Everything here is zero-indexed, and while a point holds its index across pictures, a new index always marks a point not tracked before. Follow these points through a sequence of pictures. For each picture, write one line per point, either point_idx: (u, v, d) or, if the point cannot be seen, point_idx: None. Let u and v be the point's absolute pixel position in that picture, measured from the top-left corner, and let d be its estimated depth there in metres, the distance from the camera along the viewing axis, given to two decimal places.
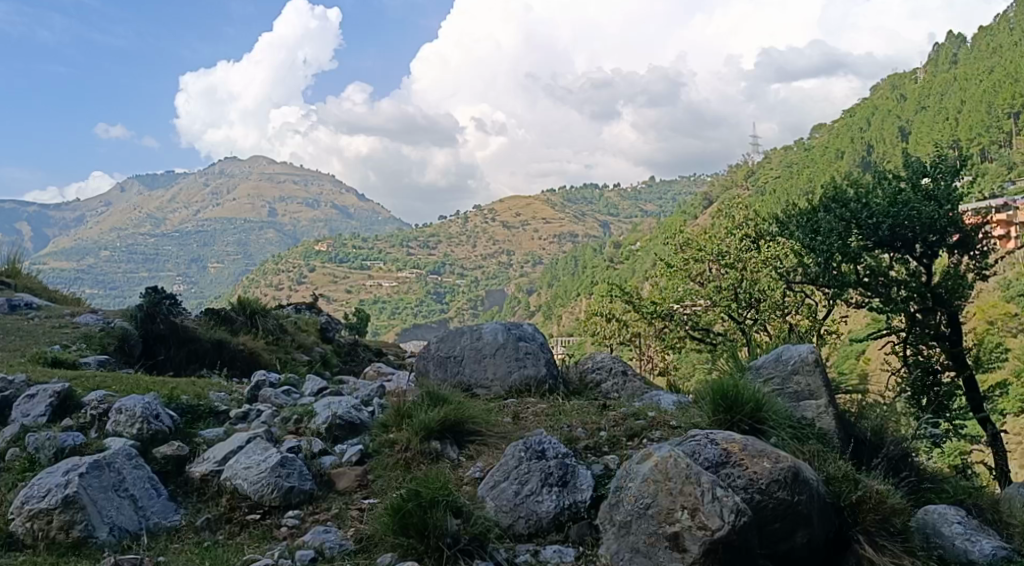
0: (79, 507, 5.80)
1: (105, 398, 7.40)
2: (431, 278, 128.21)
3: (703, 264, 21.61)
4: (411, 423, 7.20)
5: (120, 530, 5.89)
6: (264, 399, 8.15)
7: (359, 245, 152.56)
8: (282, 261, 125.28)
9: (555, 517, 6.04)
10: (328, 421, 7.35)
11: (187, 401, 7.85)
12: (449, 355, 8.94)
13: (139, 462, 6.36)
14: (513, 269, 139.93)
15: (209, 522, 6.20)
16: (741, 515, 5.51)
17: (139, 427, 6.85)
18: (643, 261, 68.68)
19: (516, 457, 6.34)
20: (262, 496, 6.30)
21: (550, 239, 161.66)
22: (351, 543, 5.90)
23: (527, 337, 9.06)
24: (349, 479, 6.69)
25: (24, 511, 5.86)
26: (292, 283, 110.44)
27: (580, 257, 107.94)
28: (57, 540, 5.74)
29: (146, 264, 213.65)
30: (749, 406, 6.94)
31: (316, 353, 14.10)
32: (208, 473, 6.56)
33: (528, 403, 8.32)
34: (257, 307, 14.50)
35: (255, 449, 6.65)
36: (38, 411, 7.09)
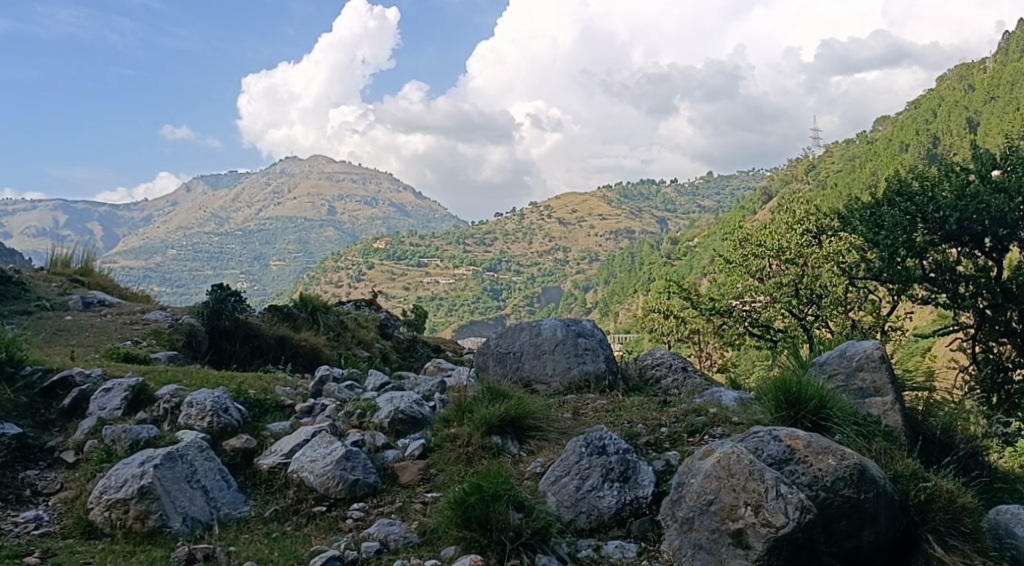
0: (154, 497, 5.98)
1: (176, 392, 7.63)
2: (488, 275, 128.49)
3: (762, 260, 21.26)
4: (473, 418, 7.28)
5: (192, 520, 6.05)
6: (329, 394, 8.32)
7: (417, 243, 153.72)
8: (340, 259, 126.91)
9: (616, 512, 6.07)
10: (390, 415, 7.48)
11: (254, 395, 8.04)
12: (509, 351, 9.03)
13: (210, 454, 6.54)
14: (569, 266, 139.61)
15: (276, 514, 6.35)
16: (806, 512, 5.45)
17: (210, 420, 7.08)
18: (702, 257, 67.98)
19: (577, 452, 6.36)
20: (327, 488, 6.45)
21: (607, 236, 160.80)
22: (415, 536, 6.00)
23: (586, 333, 9.08)
24: (412, 473, 6.81)
25: (102, 500, 6.06)
26: (350, 279, 111.70)
27: (636, 254, 107.20)
28: (133, 529, 5.91)
29: (209, 262, 218.38)
30: (813, 402, 6.88)
31: (376, 349, 14.32)
32: (276, 466, 6.73)
33: (588, 399, 8.35)
34: (319, 304, 14.79)
35: (320, 442, 6.80)
36: (114, 405, 7.34)
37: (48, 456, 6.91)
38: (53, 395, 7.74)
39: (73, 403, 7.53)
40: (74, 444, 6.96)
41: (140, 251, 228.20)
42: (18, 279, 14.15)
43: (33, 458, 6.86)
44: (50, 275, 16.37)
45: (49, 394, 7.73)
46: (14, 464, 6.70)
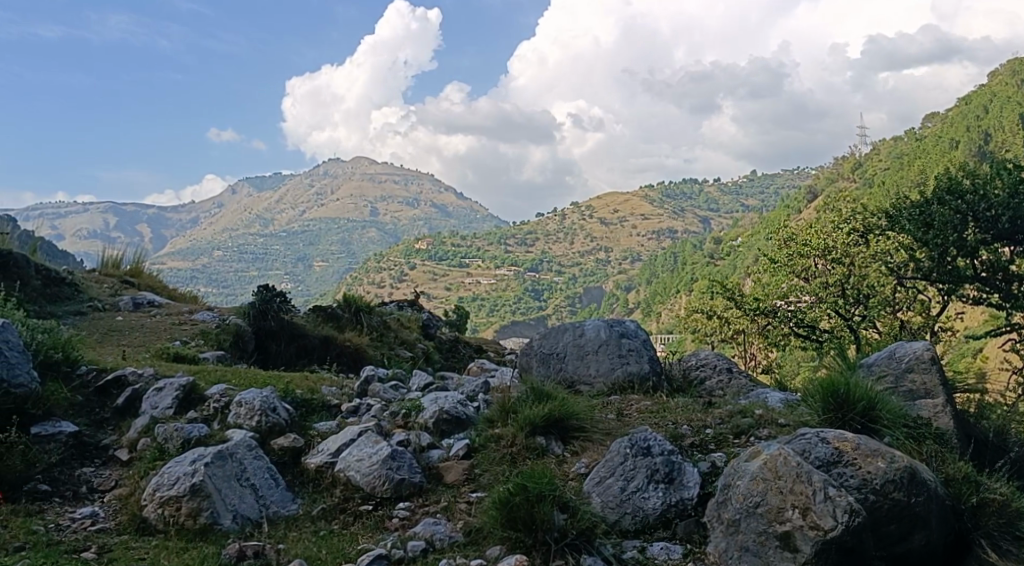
0: (205, 495, 6.09)
1: (226, 392, 7.77)
2: (529, 275, 128.48)
3: (807, 259, 21.18)
4: (517, 418, 7.31)
5: (242, 518, 6.15)
6: (374, 394, 8.40)
7: (458, 243, 154.34)
8: (383, 259, 128.00)
9: (661, 513, 6.06)
10: (435, 415, 7.54)
11: (301, 394, 8.15)
12: (553, 351, 9.06)
13: (258, 453, 6.64)
14: (611, 266, 138.99)
15: (324, 512, 6.43)
16: (855, 515, 5.39)
17: (258, 419, 7.20)
18: (746, 257, 67.29)
19: (622, 453, 6.35)
20: (374, 488, 6.52)
21: (649, 235, 159.83)
22: (460, 536, 6.04)
23: (631, 334, 9.06)
24: (457, 473, 6.85)
25: (155, 497, 6.18)
26: (393, 280, 112.47)
27: (679, 253, 106.40)
28: (185, 526, 6.02)
29: (254, 263, 221.37)
30: (862, 404, 6.78)
31: (418, 349, 14.42)
32: (322, 465, 6.82)
33: (632, 400, 8.33)
34: (362, 304, 14.94)
35: (366, 442, 6.89)
36: (165, 403, 7.49)
37: (103, 454, 7.07)
38: (107, 394, 7.92)
39: (126, 402, 7.70)
40: (127, 442, 7.11)
41: (187, 253, 232.15)
42: (71, 279, 14.52)
43: (88, 455, 7.03)
44: (101, 276, 16.76)
45: (103, 393, 7.92)
46: (70, 461, 6.87)
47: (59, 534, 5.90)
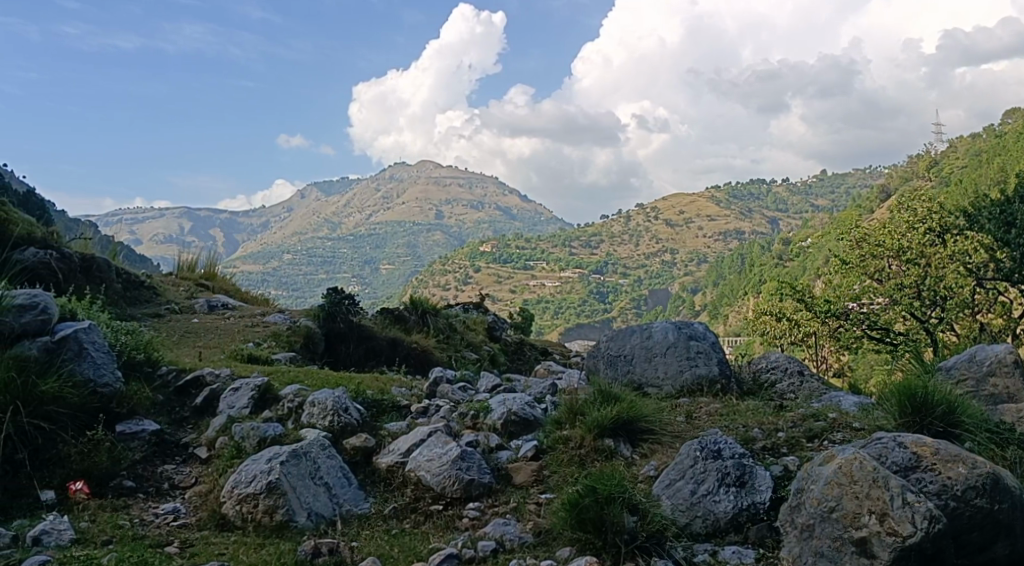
0: (280, 492, 6.22)
1: (300, 392, 7.95)
2: (594, 277, 127.99)
3: (881, 260, 20.86)
4: (585, 420, 7.33)
5: (317, 515, 6.28)
6: (443, 395, 8.51)
7: (523, 245, 154.53)
8: (447, 262, 129.04)
9: (733, 517, 5.99)
10: (503, 417, 7.59)
11: (372, 395, 8.29)
12: (620, 353, 9.04)
13: (331, 452, 6.76)
14: (677, 268, 137.54)
15: (396, 511, 6.53)
16: (935, 521, 5.26)
17: (331, 419, 7.34)
18: (816, 259, 65.94)
19: (692, 456, 6.30)
20: (444, 487, 6.60)
21: (715, 237, 157.89)
22: (530, 536, 6.07)
23: (699, 336, 8.99)
24: (525, 474, 6.90)
25: (233, 494, 6.35)
26: (458, 283, 113.28)
27: (746, 255, 104.71)
28: (262, 523, 6.17)
29: (322, 266, 225.25)
30: (941, 408, 6.60)
31: (484, 351, 14.54)
32: (394, 464, 6.92)
33: (701, 403, 8.27)
34: (428, 306, 15.12)
35: (436, 443, 6.98)
36: (242, 403, 7.70)
37: (184, 452, 7.30)
38: (187, 393, 8.17)
39: (205, 402, 7.93)
40: (206, 441, 7.32)
41: (257, 256, 237.41)
42: (150, 283, 15.02)
43: (170, 453, 7.26)
44: (178, 280, 17.31)
45: (183, 393, 8.18)
46: (153, 458, 7.11)
47: (143, 529, 6.10)
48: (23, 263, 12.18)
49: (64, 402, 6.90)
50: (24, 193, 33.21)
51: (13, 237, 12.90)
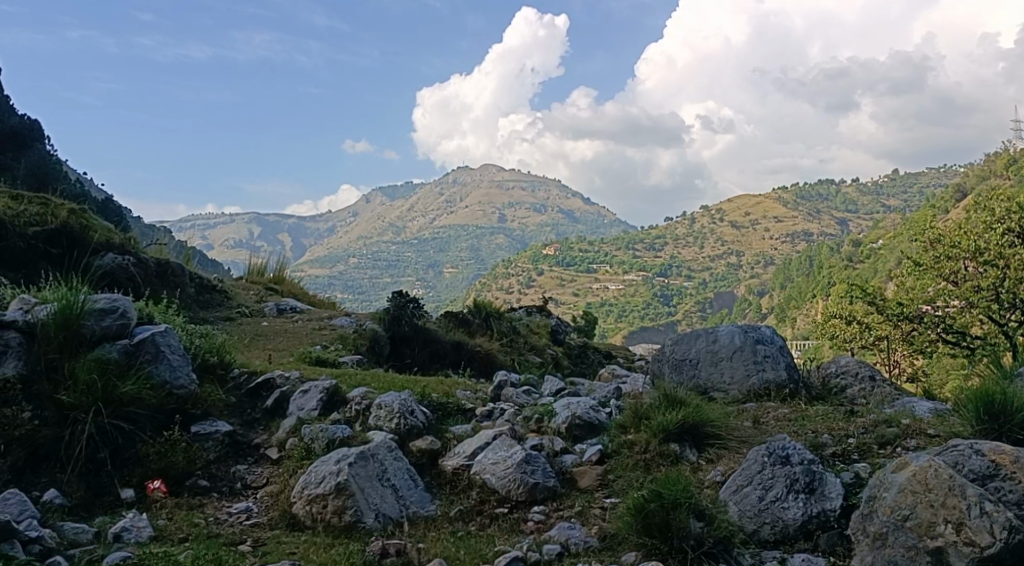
0: (349, 493, 6.32)
1: (367, 395, 8.07)
2: (658, 280, 126.83)
3: (956, 261, 20.27)
4: (650, 425, 7.28)
5: (384, 517, 6.37)
6: (508, 399, 8.55)
7: (587, 248, 154.01)
8: (511, 265, 129.38)
9: (802, 524, 5.90)
10: (568, 421, 7.59)
11: (437, 398, 8.38)
12: (685, 358, 8.96)
13: (398, 454, 6.85)
14: (743, 270, 135.40)
15: (462, 513, 6.58)
16: (1015, 532, 5.10)
17: (397, 422, 7.42)
18: (888, 260, 64.19)
19: (760, 461, 6.22)
20: (509, 491, 6.65)
21: (782, 238, 155.04)
22: (595, 541, 6.06)
23: (766, 339, 8.87)
24: (590, 478, 6.90)
25: (303, 494, 6.47)
26: (521, 286, 113.53)
27: (814, 257, 102.51)
28: (331, 523, 6.28)
29: (387, 269, 227.89)
30: (1021, 415, 6.38)
31: (548, 355, 14.57)
32: (460, 467, 6.98)
33: (769, 408, 8.15)
34: (492, 309, 15.22)
35: (501, 446, 7.03)
36: (311, 405, 7.85)
37: (255, 452, 7.48)
38: (258, 395, 8.37)
39: (275, 403, 8.11)
40: (277, 442, 7.49)
41: (324, 260, 241.47)
42: (221, 286, 15.44)
43: (243, 453, 7.45)
44: (248, 283, 17.76)
45: (254, 395, 8.37)
46: (227, 458, 7.30)
47: (218, 527, 6.28)
48: (103, 268, 12.63)
49: (143, 404, 7.14)
50: (102, 200, 34.34)
51: (93, 243, 13.39)
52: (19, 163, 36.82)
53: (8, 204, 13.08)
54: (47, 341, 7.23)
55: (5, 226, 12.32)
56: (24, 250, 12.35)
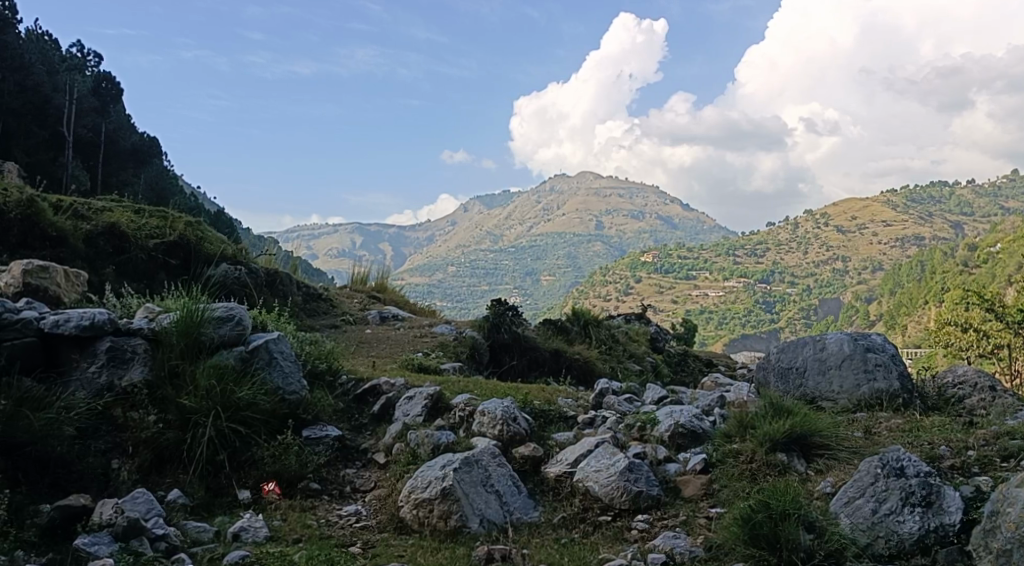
0: (454, 499, 6.42)
1: (470, 401, 8.20)
2: (760, 286, 123.81)
3: None
4: (756, 434, 7.17)
5: (489, 522, 6.45)
6: (610, 406, 8.53)
7: (686, 254, 151.78)
8: (608, 274, 128.72)
9: (919, 539, 5.68)
10: (671, 429, 7.53)
11: (539, 405, 8.42)
12: (792, 366, 8.80)
13: (501, 461, 6.94)
14: (850, 276, 130.90)
15: (565, 520, 6.60)
16: None
17: (500, 428, 7.49)
18: (1009, 264, 60.96)
19: (872, 474, 6.07)
20: (612, 499, 6.64)
21: (892, 243, 149.19)
22: (700, 551, 5.98)
23: (876, 347, 8.58)
24: (695, 487, 6.83)
25: (410, 499, 6.57)
26: (619, 294, 112.62)
27: (927, 261, 98.22)
28: (438, 527, 6.37)
29: (485, 277, 229.88)
30: None
31: (647, 362, 14.51)
32: (562, 474, 7.02)
33: (881, 418, 7.89)
34: (591, 317, 15.25)
35: (603, 454, 7.03)
36: (416, 411, 8.02)
37: (363, 457, 7.69)
38: (365, 401, 8.60)
39: (382, 410, 8.31)
40: (384, 446, 7.67)
41: (423, 269, 245.39)
42: (327, 295, 15.93)
43: (351, 458, 7.67)
44: (352, 292, 18.27)
45: (361, 401, 8.61)
46: (337, 462, 7.53)
47: (329, 529, 6.48)
48: (218, 278, 13.22)
49: (258, 408, 7.42)
50: (214, 212, 35.95)
51: (208, 253, 14.03)
52: (139, 180, 38.97)
53: (130, 218, 13.84)
54: (170, 347, 7.60)
55: (129, 238, 13.02)
56: (146, 261, 13.03)
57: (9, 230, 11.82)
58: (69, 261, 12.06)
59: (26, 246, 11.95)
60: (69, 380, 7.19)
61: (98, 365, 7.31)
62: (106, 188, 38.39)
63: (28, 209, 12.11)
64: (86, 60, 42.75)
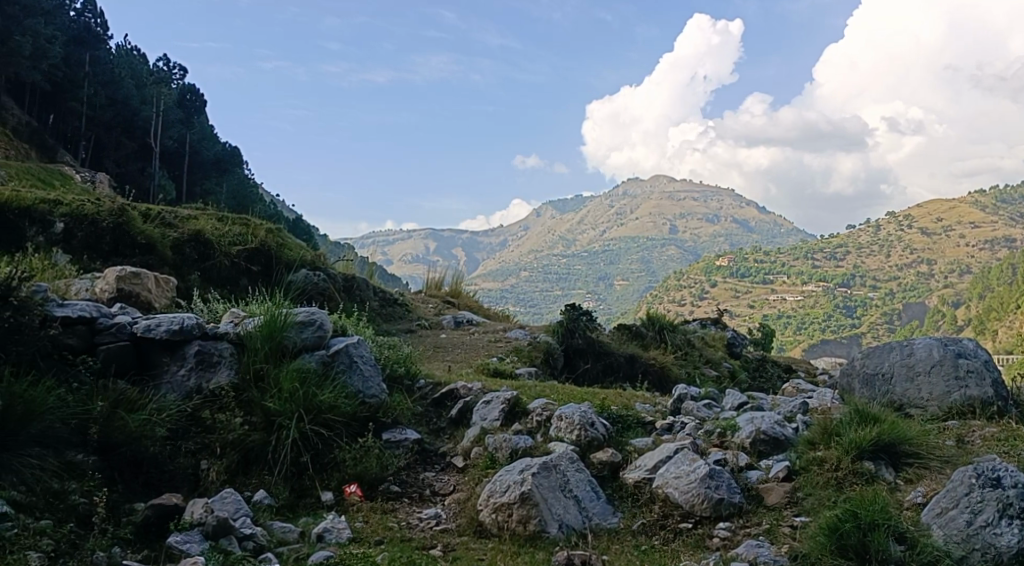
0: (533, 503, 6.42)
1: (547, 406, 8.18)
2: (840, 289, 120.61)
3: None
4: (841, 441, 6.99)
5: (568, 527, 6.43)
6: (688, 412, 8.41)
7: (762, 258, 149.02)
8: (682, 278, 127.21)
9: (1018, 552, 5.46)
10: (752, 436, 7.39)
11: (617, 410, 8.36)
12: (877, 371, 8.55)
13: (580, 466, 6.90)
14: (936, 279, 126.43)
15: (645, 527, 6.54)
16: None
17: (578, 433, 7.46)
18: None
19: (966, 484, 5.85)
20: (693, 506, 6.54)
21: (979, 246, 143.58)
22: (785, 560, 5.85)
23: (969, 353, 8.28)
24: (779, 495, 6.69)
25: (489, 503, 6.59)
26: (694, 299, 111.14)
27: (1019, 264, 94.26)
28: (517, 531, 6.38)
29: (558, 282, 229.67)
30: None
31: (724, 368, 14.31)
32: (641, 480, 6.94)
33: (974, 426, 7.62)
34: (666, 322, 15.11)
35: (683, 459, 6.92)
36: (493, 415, 8.04)
37: (442, 460, 7.76)
38: (443, 405, 8.67)
39: (460, 414, 8.36)
40: (463, 450, 7.73)
41: (496, 274, 246.53)
42: (403, 300, 16.14)
43: (430, 461, 7.74)
44: (427, 297, 18.48)
45: (439, 404, 8.68)
46: (416, 465, 7.61)
47: (409, 531, 6.54)
48: (298, 284, 13.53)
49: (340, 411, 7.55)
50: (293, 219, 36.80)
51: (288, 259, 14.39)
52: (221, 189, 40.20)
53: (214, 225, 14.25)
54: (255, 350, 7.79)
55: (213, 245, 13.41)
56: (229, 267, 13.42)
57: (102, 237, 12.30)
58: (158, 267, 12.47)
59: (118, 253, 12.41)
60: (161, 383, 7.45)
61: (187, 368, 7.55)
62: (191, 197, 39.67)
63: (119, 217, 12.59)
64: (172, 73, 44.38)
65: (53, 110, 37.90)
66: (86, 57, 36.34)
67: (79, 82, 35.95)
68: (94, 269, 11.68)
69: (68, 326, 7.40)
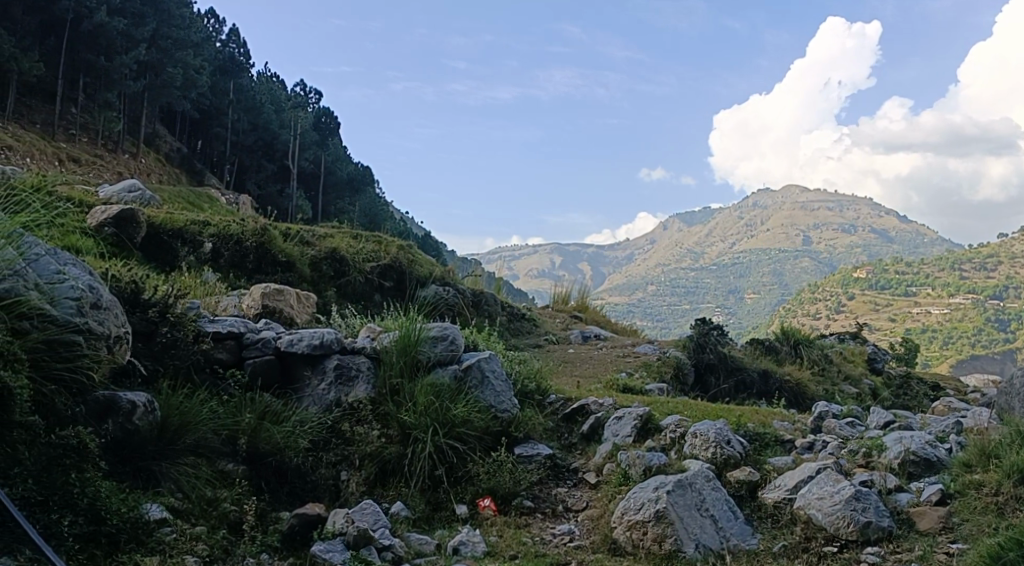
0: (668, 521, 6.29)
1: (680, 423, 8.04)
2: (992, 300, 113.29)
3: None
4: (1000, 465, 6.53)
5: (705, 547, 6.26)
6: (830, 430, 8.08)
7: (904, 268, 141.88)
8: (818, 290, 122.69)
9: None
10: (901, 456, 7.02)
11: (754, 428, 8.11)
12: None
13: (716, 484, 6.71)
14: None
15: (786, 549, 6.29)
16: None
17: (714, 451, 7.27)
18: None
19: None
20: (838, 528, 6.25)
21: None
22: None
23: None
24: (931, 520, 6.32)
25: (623, 520, 6.50)
26: (830, 312, 106.89)
27: None
28: (653, 550, 6.27)
29: (686, 295, 226.09)
30: None
31: (865, 385, 13.70)
32: (781, 500, 6.69)
33: None
34: (801, 337, 14.60)
35: (826, 480, 6.63)
36: (625, 431, 7.94)
37: (574, 475, 7.72)
38: (574, 421, 8.64)
39: (591, 429, 8.30)
40: (595, 466, 7.68)
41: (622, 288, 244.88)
42: (530, 314, 16.24)
43: (562, 476, 7.72)
44: (555, 311, 18.55)
45: (570, 420, 8.66)
46: (548, 480, 7.60)
47: (543, 547, 6.53)
48: (429, 299, 13.84)
49: (472, 426, 7.64)
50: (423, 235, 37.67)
51: (419, 276, 14.75)
52: (355, 208, 41.64)
53: (349, 244, 14.76)
54: (390, 365, 7.99)
55: (348, 262, 13.89)
56: (364, 284, 13.85)
57: (246, 256, 12.88)
58: (298, 285, 13.02)
59: (260, 271, 12.99)
60: (303, 395, 7.74)
61: (327, 383, 7.81)
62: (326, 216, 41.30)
63: (262, 237, 13.20)
64: (308, 98, 46.48)
65: (202, 137, 40.43)
66: (230, 85, 38.43)
67: (224, 110, 38.19)
68: (240, 286, 12.25)
69: (218, 341, 7.79)
